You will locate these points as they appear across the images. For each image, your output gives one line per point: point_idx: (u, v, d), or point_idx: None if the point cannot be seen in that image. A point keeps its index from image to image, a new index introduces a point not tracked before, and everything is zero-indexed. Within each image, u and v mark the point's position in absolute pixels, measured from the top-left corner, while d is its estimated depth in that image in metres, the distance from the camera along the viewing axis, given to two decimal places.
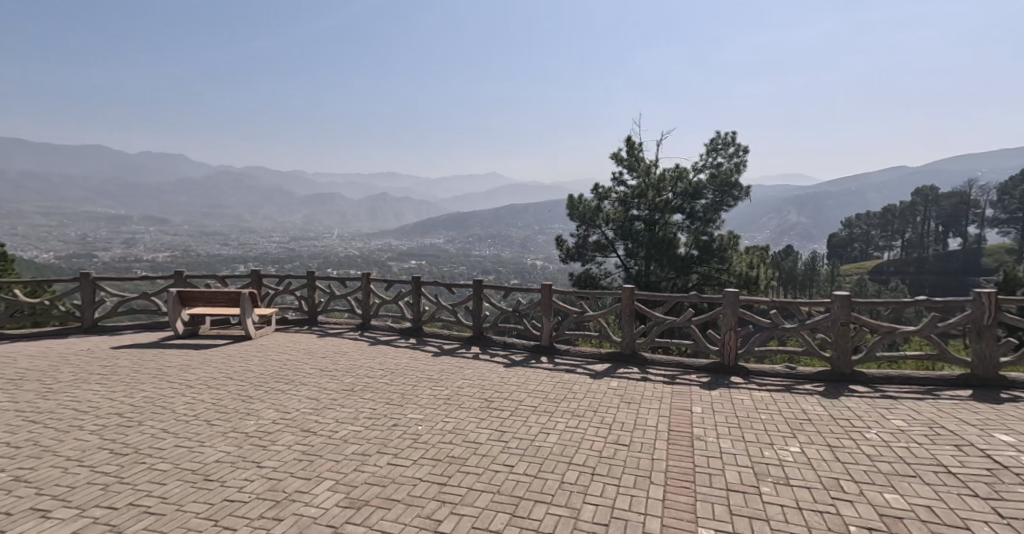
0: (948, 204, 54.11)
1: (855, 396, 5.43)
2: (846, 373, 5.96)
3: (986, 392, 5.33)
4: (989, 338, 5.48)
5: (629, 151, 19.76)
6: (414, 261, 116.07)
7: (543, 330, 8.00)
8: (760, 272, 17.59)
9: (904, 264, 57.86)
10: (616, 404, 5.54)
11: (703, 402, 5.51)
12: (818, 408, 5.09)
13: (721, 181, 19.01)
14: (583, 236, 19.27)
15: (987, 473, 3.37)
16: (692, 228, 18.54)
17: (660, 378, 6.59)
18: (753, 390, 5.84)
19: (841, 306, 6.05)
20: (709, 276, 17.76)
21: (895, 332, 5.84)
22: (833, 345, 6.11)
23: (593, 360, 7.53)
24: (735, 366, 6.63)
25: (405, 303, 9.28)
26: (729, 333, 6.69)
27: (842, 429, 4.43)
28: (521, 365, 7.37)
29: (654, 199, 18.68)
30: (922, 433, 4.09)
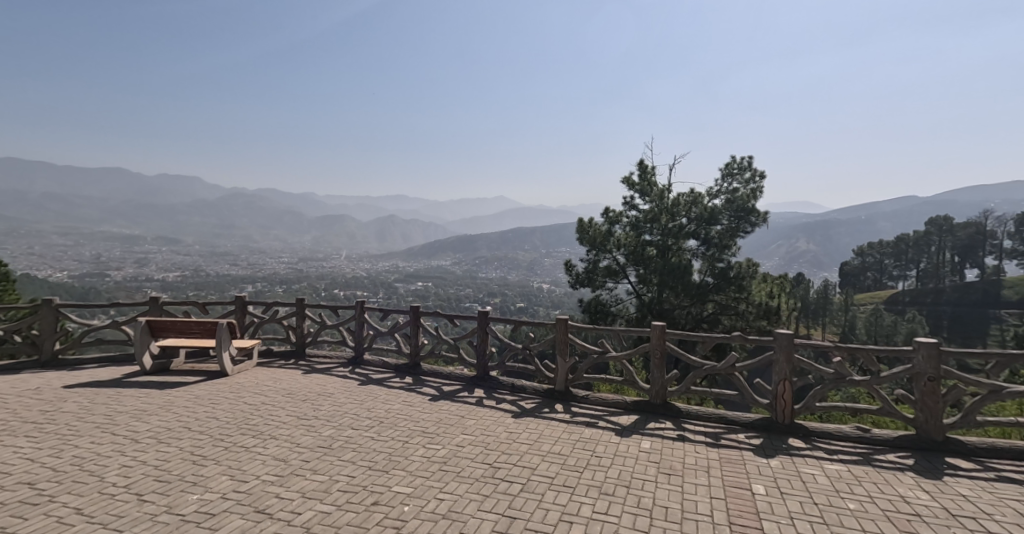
0: (964, 235, 52.37)
1: (959, 477, 4.34)
2: (937, 440, 4.91)
3: None
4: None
5: (641, 175, 18.81)
6: (418, 283, 115.41)
7: (558, 372, 6.91)
8: (782, 301, 16.19)
9: (920, 293, 56.01)
10: (652, 476, 4.45)
11: (763, 477, 4.39)
12: (921, 495, 4.00)
13: (739, 206, 17.80)
14: (593, 261, 18.11)
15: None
16: (708, 254, 17.38)
17: (701, 437, 5.47)
18: (822, 460, 4.74)
19: (928, 356, 4.93)
20: (726, 305, 16.62)
21: (1001, 393, 4.77)
22: (916, 404, 5.04)
23: (617, 409, 6.41)
24: (791, 425, 5.50)
25: (402, 336, 8.22)
26: (782, 385, 5.57)
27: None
28: (533, 414, 6.26)
29: (667, 224, 17.57)
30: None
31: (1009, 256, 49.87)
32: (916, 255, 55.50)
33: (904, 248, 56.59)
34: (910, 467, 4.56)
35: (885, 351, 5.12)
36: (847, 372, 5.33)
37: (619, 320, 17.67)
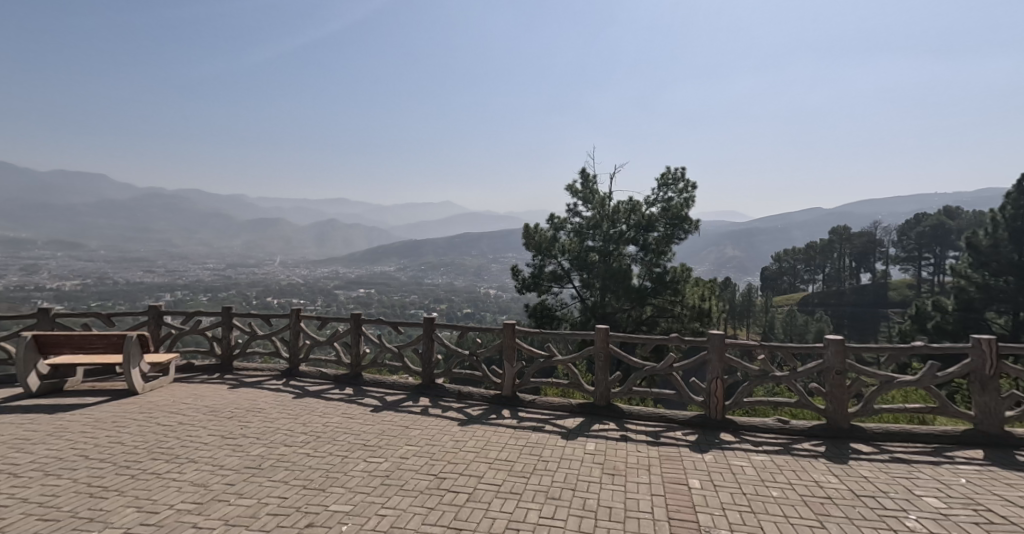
0: (860, 241, 57.34)
1: (862, 460, 4.66)
2: (843, 428, 5.25)
3: (1005, 454, 4.73)
4: (994, 391, 4.95)
5: (584, 183, 19.20)
6: (360, 289, 112.26)
7: (505, 378, 6.87)
8: (712, 304, 17.24)
9: (828, 295, 60.51)
10: (596, 477, 4.47)
11: (699, 471, 4.51)
12: (831, 479, 4.25)
13: (672, 215, 18.22)
14: (538, 266, 18.22)
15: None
16: (646, 260, 17.94)
17: (642, 436, 5.57)
18: (752, 452, 4.95)
19: (836, 351, 5.28)
20: (663, 308, 17.21)
21: (893, 382, 5.17)
22: (826, 395, 5.37)
23: (563, 413, 6.43)
24: (723, 421, 5.71)
25: (342, 344, 7.88)
26: (715, 382, 5.77)
27: (874, 515, 3.67)
28: (479, 421, 6.16)
29: (608, 231, 18.03)
30: (971, 521, 3.53)
31: (894, 261, 55.59)
32: (824, 260, 60.56)
33: (815, 254, 61.42)
34: (822, 453, 4.86)
35: (801, 347, 5.43)
36: (770, 369, 5.60)
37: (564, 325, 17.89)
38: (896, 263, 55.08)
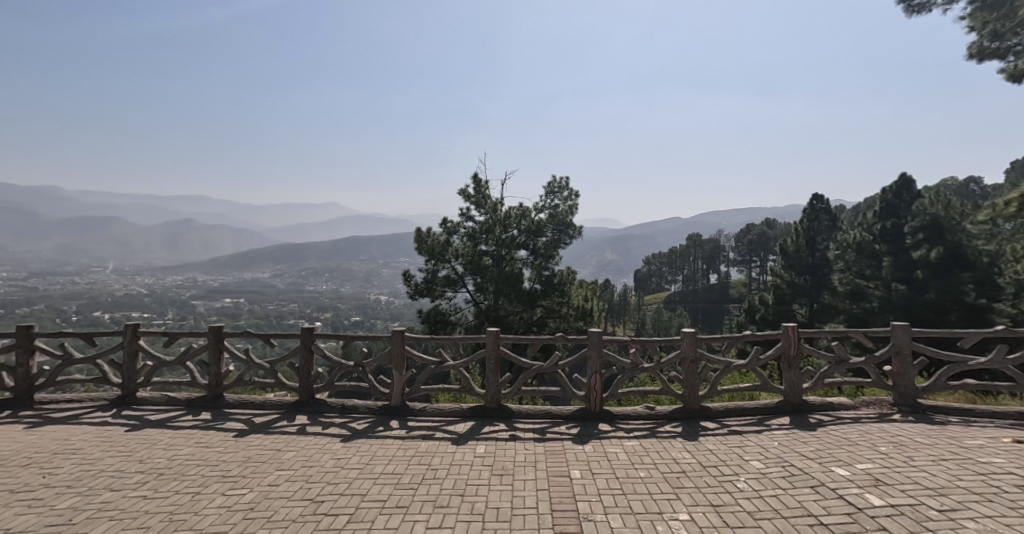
0: (710, 245, 64.27)
1: (710, 436, 5.10)
2: (695, 409, 5.73)
3: (831, 414, 5.48)
4: (797, 368, 5.62)
5: (476, 188, 19.17)
6: (233, 299, 102.14)
7: (394, 387, 6.53)
8: (594, 305, 18.64)
9: (684, 292, 66.79)
10: (485, 479, 4.38)
11: (580, 462, 4.62)
12: (684, 455, 4.59)
13: (560, 220, 19.24)
14: (432, 271, 17.79)
15: (850, 520, 3.27)
16: (536, 263, 18.44)
17: (530, 434, 5.60)
18: (623, 438, 5.23)
19: (689, 342, 5.74)
20: (551, 309, 17.74)
21: (732, 366, 5.71)
22: (683, 382, 5.82)
23: (455, 418, 6.27)
24: (601, 413, 5.94)
25: (198, 364, 6.93)
26: (594, 377, 5.95)
27: (715, 481, 3.99)
28: (364, 435, 5.80)
29: (501, 235, 18.13)
30: (778, 475, 3.97)
31: (735, 263, 62.87)
32: (684, 263, 66.97)
33: (677, 256, 67.66)
34: (678, 434, 5.25)
35: (663, 340, 5.83)
36: (639, 361, 5.92)
37: (459, 329, 17.72)
38: (736, 265, 62.93)
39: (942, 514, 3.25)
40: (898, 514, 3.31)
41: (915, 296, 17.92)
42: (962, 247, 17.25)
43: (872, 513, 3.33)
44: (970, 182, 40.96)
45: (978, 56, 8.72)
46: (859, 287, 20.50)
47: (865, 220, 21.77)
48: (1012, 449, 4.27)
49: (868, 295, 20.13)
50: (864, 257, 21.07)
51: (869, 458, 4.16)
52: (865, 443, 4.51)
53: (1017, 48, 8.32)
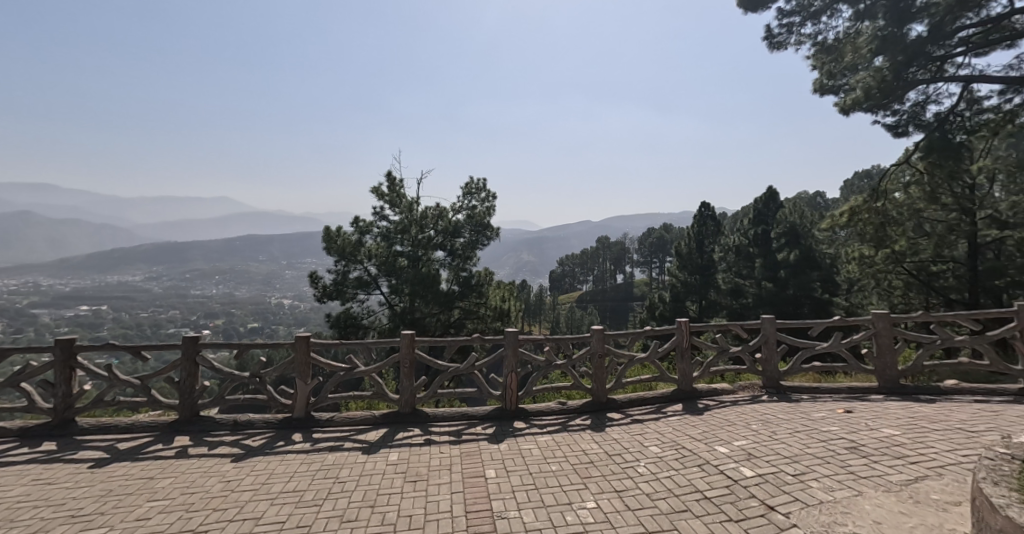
0: (619, 247, 67.56)
1: (615, 427, 5.19)
2: (602, 402, 5.82)
3: (727, 397, 5.82)
4: (688, 358, 5.92)
5: (390, 187, 18.47)
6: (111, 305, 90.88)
7: (297, 398, 6.00)
8: (512, 305, 18.77)
9: (595, 291, 69.58)
10: (398, 487, 4.12)
11: (495, 461, 4.50)
12: (592, 446, 4.63)
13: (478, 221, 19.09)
14: (342, 272, 16.86)
15: (728, 492, 3.37)
16: (454, 265, 18.20)
17: (445, 437, 5.38)
18: (536, 434, 5.20)
19: (598, 339, 5.84)
20: (470, 310, 17.58)
21: (635, 359, 5.89)
22: (593, 376, 5.91)
23: (366, 427, 5.88)
24: (517, 411, 5.86)
25: (39, 386, 5.90)
26: (511, 376, 5.85)
27: (618, 468, 4.03)
28: (260, 452, 5.26)
29: (417, 236, 17.70)
30: (673, 458, 4.07)
31: (641, 264, 66.62)
32: (596, 264, 69.66)
33: (590, 258, 70.19)
34: (588, 426, 5.31)
35: (574, 336, 5.87)
36: (554, 358, 5.90)
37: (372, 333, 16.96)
38: (641, 266, 66.73)
39: (794, 478, 3.41)
40: (761, 483, 3.42)
41: (778, 292, 20.23)
42: (812, 251, 19.86)
43: (744, 483, 3.44)
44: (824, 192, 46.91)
45: (819, 92, 9.55)
46: (737, 285, 22.90)
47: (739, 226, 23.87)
48: (842, 419, 4.56)
49: (745, 291, 22.55)
50: (741, 258, 23.08)
51: (742, 436, 4.33)
52: (740, 422, 4.75)
53: (846, 87, 9.20)
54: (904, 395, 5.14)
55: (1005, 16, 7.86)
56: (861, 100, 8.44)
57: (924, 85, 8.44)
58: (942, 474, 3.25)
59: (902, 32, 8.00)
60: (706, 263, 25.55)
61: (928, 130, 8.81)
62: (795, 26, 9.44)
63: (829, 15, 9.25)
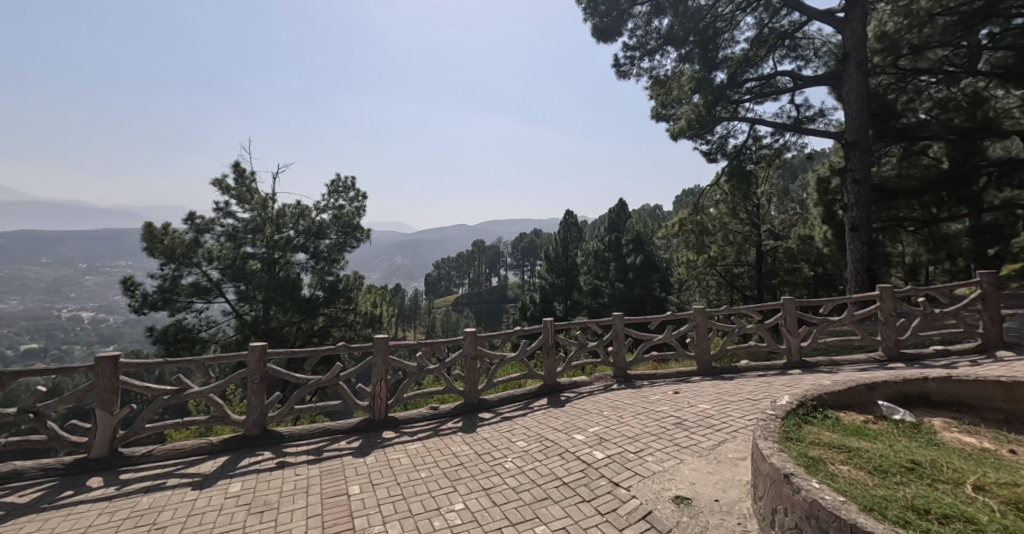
0: (490, 251, 69.31)
1: (486, 427, 5.37)
2: (473, 402, 5.98)
3: (584, 388, 6.41)
4: (553, 355, 6.35)
5: (238, 181, 16.68)
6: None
7: (97, 432, 4.47)
8: (382, 311, 18.28)
9: (469, 294, 70.39)
10: (239, 523, 3.53)
11: (359, 476, 4.21)
12: (462, 448, 4.70)
13: (344, 222, 18.09)
14: (170, 277, 14.66)
15: (582, 475, 3.67)
16: (317, 268, 16.94)
17: (302, 458, 4.77)
18: (406, 442, 5.08)
19: (471, 342, 5.98)
20: (336, 317, 16.69)
21: (505, 359, 6.15)
22: (464, 378, 6.03)
23: (199, 457, 4.74)
24: (385, 420, 5.62)
25: None
26: (379, 385, 5.59)
27: (487, 466, 4.13)
28: (33, 509, 3.79)
29: (272, 237, 16.10)
30: (538, 450, 4.32)
31: (512, 268, 69.11)
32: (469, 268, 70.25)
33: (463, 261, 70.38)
34: (459, 429, 5.41)
35: (447, 341, 5.92)
36: (426, 363, 5.82)
37: (213, 347, 15.06)
38: (513, 269, 69.04)
39: (635, 454, 3.88)
40: (610, 462, 3.82)
41: (627, 291, 22.86)
42: (652, 256, 22.79)
43: (596, 465, 3.79)
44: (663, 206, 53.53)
45: (656, 118, 10.88)
46: (595, 286, 24.98)
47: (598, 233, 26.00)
48: (671, 398, 5.35)
49: (602, 291, 24.58)
50: (597, 262, 25.07)
51: (596, 422, 4.82)
52: (594, 410, 5.27)
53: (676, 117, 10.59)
54: (721, 375, 6.14)
55: (775, 76, 9.77)
56: (685, 129, 9.89)
57: (725, 122, 10.02)
58: (736, 435, 4.01)
59: (709, 77, 9.48)
60: (572, 266, 27.47)
61: (729, 159, 10.50)
62: (636, 59, 10.62)
63: (661, 55, 10.54)
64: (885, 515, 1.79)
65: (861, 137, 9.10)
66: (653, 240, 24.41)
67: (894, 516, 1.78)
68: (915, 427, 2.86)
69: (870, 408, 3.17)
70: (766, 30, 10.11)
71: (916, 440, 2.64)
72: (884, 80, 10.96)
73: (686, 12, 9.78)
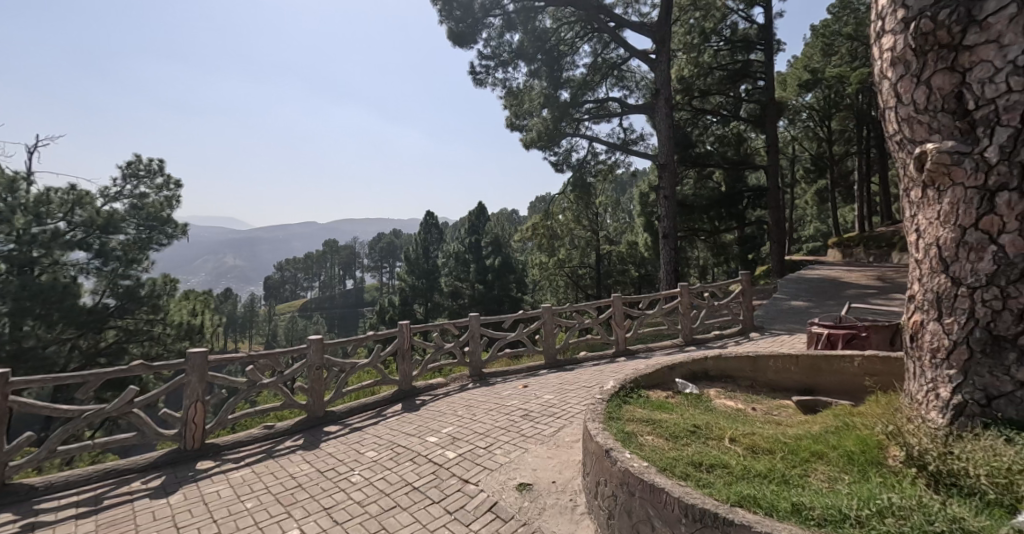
0: (342, 252, 65.33)
1: (332, 441, 4.76)
2: (318, 416, 5.30)
3: (437, 390, 6.44)
4: (408, 359, 6.27)
5: None
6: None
7: None
8: (204, 318, 14.27)
9: (316, 300, 65.53)
10: None
11: (157, 523, 3.21)
12: (302, 468, 4.05)
13: (149, 213, 13.32)
14: None
15: (433, 476, 3.68)
16: (107, 272, 12.25)
17: (70, 512, 3.35)
18: (229, 470, 4.05)
19: (316, 350, 5.35)
20: (134, 332, 12.54)
21: (358, 366, 5.64)
22: (308, 390, 5.30)
23: None
24: (202, 450, 4.33)
25: None
26: (192, 408, 4.30)
27: (331, 484, 3.71)
28: None
29: (28, 229, 10.77)
30: (388, 458, 4.13)
31: (367, 270, 66.14)
32: (315, 270, 64.89)
33: (309, 263, 64.24)
34: (300, 446, 4.61)
35: (287, 350, 5.14)
36: (258, 378, 4.97)
37: None
38: (368, 271, 66.17)
39: (484, 449, 4.07)
40: (462, 460, 3.91)
41: (487, 292, 23.73)
42: (508, 259, 24.05)
43: (447, 465, 3.84)
44: (518, 211, 55.75)
45: (512, 128, 11.52)
46: (457, 289, 25.13)
47: (459, 235, 26.09)
48: (521, 391, 5.73)
49: (462, 293, 24.97)
50: (457, 264, 25.00)
51: (450, 423, 4.92)
52: (449, 411, 5.37)
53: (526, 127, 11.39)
54: (565, 367, 6.69)
55: (608, 100, 10.93)
56: (536, 140, 10.60)
57: (569, 137, 10.83)
58: (572, 421, 4.47)
59: (555, 94, 10.35)
60: (431, 268, 27.11)
61: (573, 171, 11.46)
62: (490, 69, 11.02)
63: (513, 68, 11.05)
64: (672, 472, 2.17)
65: (669, 161, 10.61)
66: (508, 243, 25.42)
67: (679, 472, 2.16)
68: (700, 396, 3.49)
69: (669, 385, 3.78)
70: (599, 60, 11.26)
71: (699, 408, 3.24)
72: (682, 115, 13.16)
73: (533, 30, 10.45)
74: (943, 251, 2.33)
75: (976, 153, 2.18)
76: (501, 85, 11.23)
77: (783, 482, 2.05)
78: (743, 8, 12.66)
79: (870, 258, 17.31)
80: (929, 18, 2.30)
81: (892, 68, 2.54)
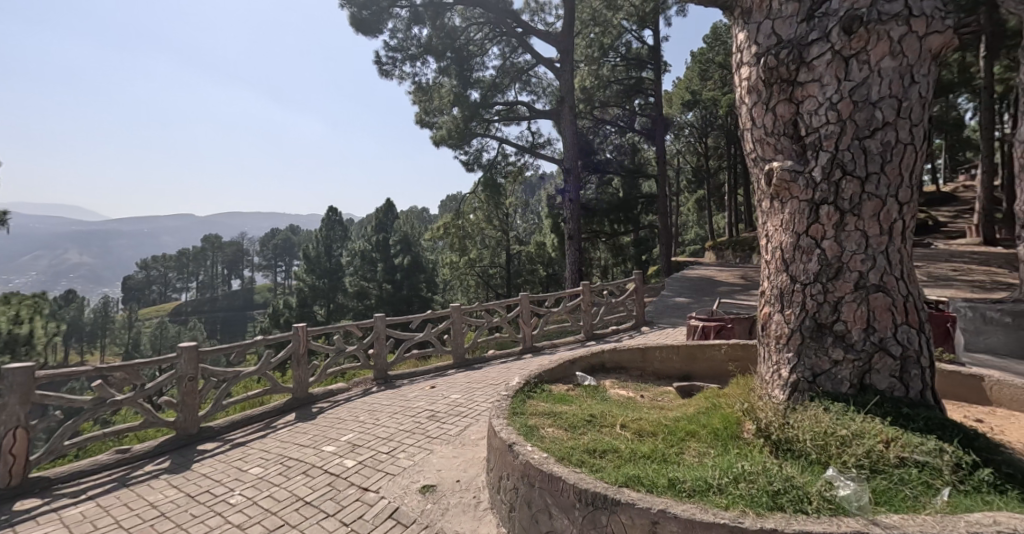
0: (230, 249, 59.86)
1: (207, 460, 4.30)
2: (190, 433, 4.73)
3: (338, 395, 6.18)
4: (304, 365, 5.93)
5: None
6: None
7: None
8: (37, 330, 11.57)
9: (199, 302, 59.42)
10: None
11: None
12: (166, 494, 3.64)
13: None
14: None
15: (330, 486, 3.54)
16: None
17: None
18: (62, 508, 3.48)
19: (188, 358, 4.77)
20: None
21: (241, 375, 5.14)
22: (177, 405, 4.72)
23: None
24: (23, 486, 3.66)
25: None
26: (11, 436, 3.62)
27: (203, 509, 3.38)
28: None
29: None
30: (276, 473, 3.87)
31: (260, 268, 61.33)
32: (194, 268, 58.22)
33: (185, 262, 57.34)
34: (164, 469, 4.11)
35: (150, 360, 4.51)
36: (109, 394, 4.23)
37: None
38: (261, 270, 61.39)
39: (387, 454, 3.99)
40: (363, 467, 3.80)
41: (395, 293, 23.09)
42: (418, 258, 23.94)
43: (346, 474, 3.71)
44: (425, 209, 54.66)
45: (421, 124, 11.33)
46: (361, 289, 23.55)
47: (364, 233, 25.05)
48: (428, 392, 5.69)
49: (368, 293, 23.51)
50: (364, 262, 23.96)
51: (350, 429, 4.75)
52: (350, 417, 5.18)
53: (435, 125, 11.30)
54: (472, 366, 6.73)
55: (516, 103, 11.19)
56: (446, 137, 10.53)
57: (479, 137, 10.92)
58: (478, 419, 4.54)
59: (465, 94, 10.34)
60: (333, 267, 25.77)
61: (484, 171, 11.56)
62: (398, 61, 10.80)
63: (422, 63, 10.91)
64: (568, 460, 2.29)
65: (573, 166, 11.04)
66: (418, 242, 25.15)
67: (575, 460, 2.29)
68: (596, 388, 3.69)
69: (570, 379, 3.96)
70: (507, 63, 11.44)
71: (596, 398, 3.44)
72: (585, 123, 13.75)
73: (442, 27, 10.37)
74: (784, 253, 2.66)
75: (807, 172, 2.53)
76: (410, 78, 11.03)
77: (663, 460, 2.25)
78: (635, 29, 13.50)
79: (737, 259, 19.30)
80: (773, 56, 2.60)
81: (748, 96, 2.86)
